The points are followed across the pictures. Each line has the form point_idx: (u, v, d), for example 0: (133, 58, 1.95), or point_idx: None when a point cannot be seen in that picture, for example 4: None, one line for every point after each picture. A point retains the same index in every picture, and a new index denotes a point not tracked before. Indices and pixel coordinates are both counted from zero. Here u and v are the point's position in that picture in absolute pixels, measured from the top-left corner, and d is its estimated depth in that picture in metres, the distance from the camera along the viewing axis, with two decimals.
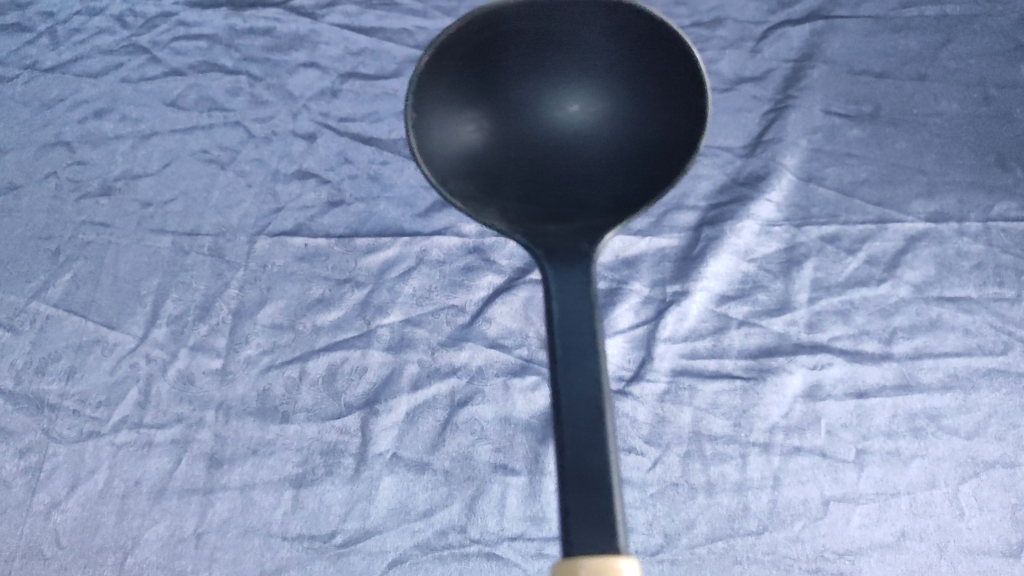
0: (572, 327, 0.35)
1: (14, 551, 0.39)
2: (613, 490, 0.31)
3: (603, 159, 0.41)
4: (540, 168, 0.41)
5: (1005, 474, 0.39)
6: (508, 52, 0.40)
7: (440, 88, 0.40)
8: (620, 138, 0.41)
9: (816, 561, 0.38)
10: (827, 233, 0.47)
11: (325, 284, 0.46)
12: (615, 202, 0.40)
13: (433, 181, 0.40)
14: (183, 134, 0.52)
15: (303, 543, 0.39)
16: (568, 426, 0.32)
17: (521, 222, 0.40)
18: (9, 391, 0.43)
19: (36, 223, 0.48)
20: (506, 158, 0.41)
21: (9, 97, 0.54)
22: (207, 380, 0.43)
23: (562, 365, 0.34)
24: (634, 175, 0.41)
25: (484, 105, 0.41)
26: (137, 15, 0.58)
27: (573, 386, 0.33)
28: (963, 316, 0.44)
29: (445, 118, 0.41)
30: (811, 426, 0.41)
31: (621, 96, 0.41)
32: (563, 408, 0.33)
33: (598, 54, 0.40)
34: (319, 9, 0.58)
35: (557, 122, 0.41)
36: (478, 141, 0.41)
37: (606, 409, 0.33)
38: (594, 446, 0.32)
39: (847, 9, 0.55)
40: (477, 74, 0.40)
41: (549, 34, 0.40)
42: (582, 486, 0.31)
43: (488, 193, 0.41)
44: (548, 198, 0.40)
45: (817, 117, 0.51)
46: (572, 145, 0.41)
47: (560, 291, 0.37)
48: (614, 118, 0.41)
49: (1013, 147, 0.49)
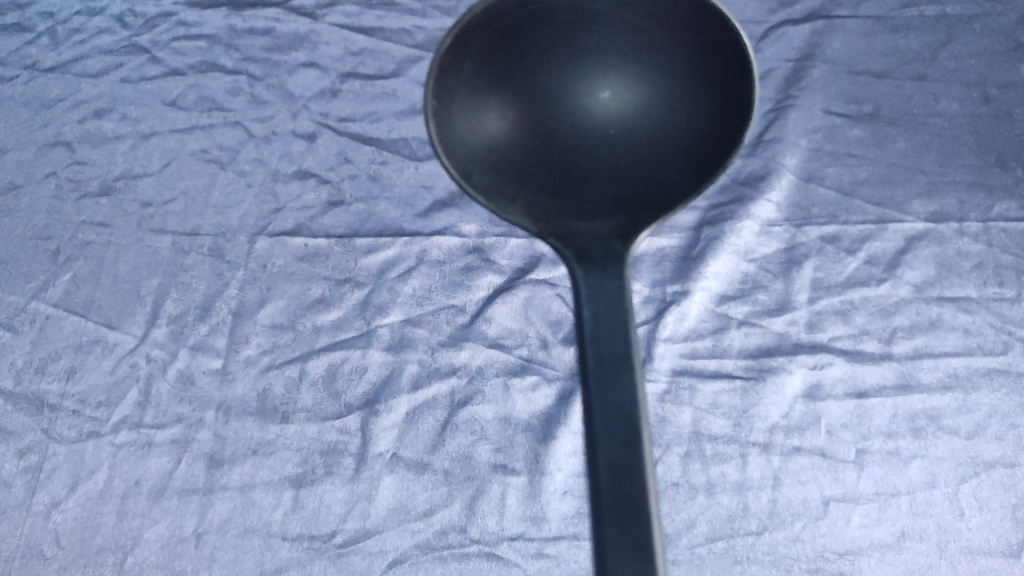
0: (606, 336, 0.33)
1: (15, 550, 0.39)
2: (653, 517, 0.30)
3: (638, 149, 0.40)
4: (569, 158, 0.40)
5: (1005, 474, 0.39)
6: (535, 37, 0.40)
7: (463, 75, 0.40)
8: (657, 126, 0.40)
9: (816, 561, 0.38)
10: (827, 233, 0.47)
11: (325, 284, 0.46)
12: (650, 197, 0.40)
13: (454, 174, 0.40)
14: (183, 134, 0.52)
15: (302, 543, 0.39)
16: (603, 448, 0.31)
17: (547, 215, 0.40)
18: (9, 391, 0.43)
19: (36, 223, 0.48)
20: (533, 148, 0.41)
21: (9, 97, 0.54)
22: (208, 380, 0.43)
23: (596, 380, 0.33)
24: (668, 167, 0.40)
25: (509, 93, 0.41)
26: (137, 15, 0.58)
27: (607, 401, 0.32)
28: (963, 316, 0.44)
29: (468, 105, 0.41)
30: (811, 426, 0.41)
31: (656, 82, 0.40)
32: (597, 426, 0.32)
33: (633, 37, 0.40)
34: (319, 9, 0.58)
35: (588, 110, 0.41)
36: (504, 130, 0.41)
37: (642, 426, 0.32)
38: (632, 467, 0.31)
39: (847, 9, 0.56)
40: (503, 58, 0.40)
41: (578, 16, 0.40)
42: (619, 515, 0.30)
43: (513, 186, 0.40)
44: (577, 192, 0.40)
45: (816, 117, 0.51)
46: (604, 134, 0.40)
47: (590, 296, 0.36)
48: (647, 105, 0.40)
49: (1013, 147, 0.49)
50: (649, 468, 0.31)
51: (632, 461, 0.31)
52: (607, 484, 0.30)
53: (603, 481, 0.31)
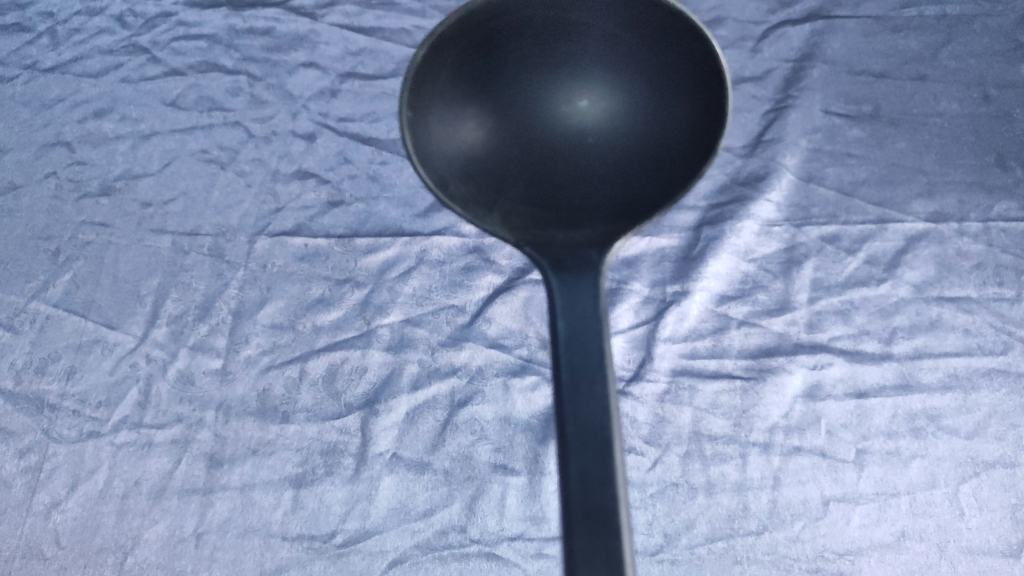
0: (578, 346, 0.34)
1: (15, 550, 0.39)
2: (622, 527, 0.30)
3: (617, 158, 0.40)
4: (548, 167, 0.40)
5: (1005, 474, 0.39)
6: (512, 45, 0.40)
7: (439, 84, 0.40)
8: (635, 135, 0.40)
9: (816, 561, 0.38)
10: (827, 233, 0.47)
11: (325, 284, 0.46)
12: (630, 204, 0.39)
13: (430, 184, 0.39)
14: (183, 134, 0.52)
15: (303, 543, 0.39)
16: (574, 460, 0.31)
17: (526, 225, 0.39)
18: (9, 391, 0.43)
19: (36, 223, 0.48)
20: (511, 157, 0.40)
21: (9, 97, 0.54)
22: (208, 380, 0.43)
23: (568, 391, 0.32)
24: (647, 176, 0.40)
25: (486, 103, 0.40)
26: (137, 15, 0.58)
27: (578, 412, 0.32)
28: (963, 316, 0.44)
29: (446, 115, 0.40)
30: (811, 426, 0.41)
31: (634, 91, 0.40)
32: (569, 438, 0.31)
33: (611, 46, 0.40)
34: (319, 9, 0.58)
35: (566, 120, 0.40)
36: (481, 140, 0.40)
37: (613, 436, 0.32)
38: (603, 478, 0.31)
39: (847, 9, 0.56)
40: (480, 68, 0.40)
41: (555, 25, 0.39)
42: (590, 527, 0.30)
43: (492, 196, 0.40)
44: (558, 201, 0.39)
45: (816, 117, 0.51)
46: (584, 143, 0.40)
47: (566, 307, 0.35)
48: (624, 114, 0.40)
49: (1013, 147, 0.49)
50: (619, 478, 0.31)
51: (602, 472, 0.31)
52: (576, 494, 0.30)
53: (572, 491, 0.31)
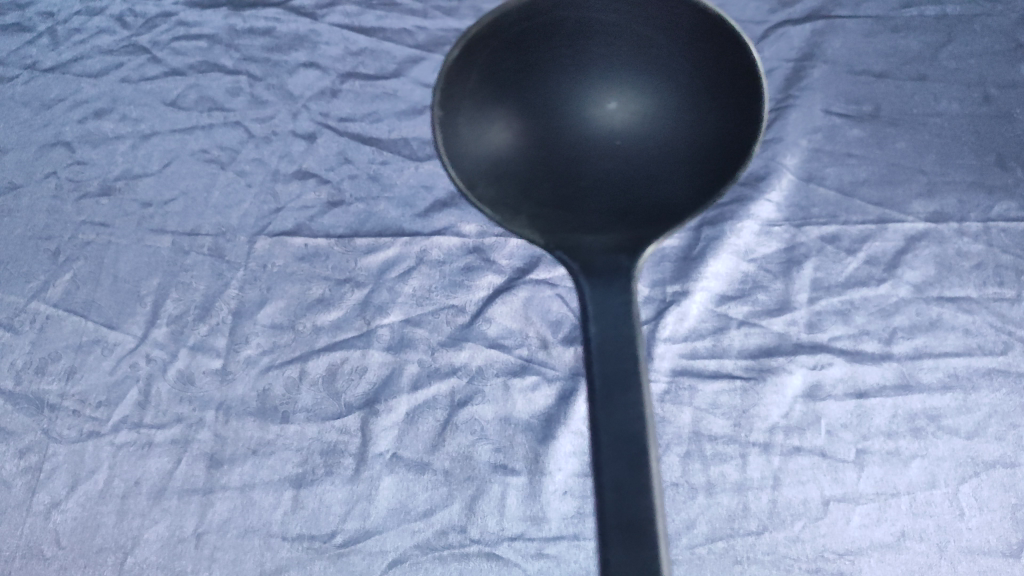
0: (612, 352, 0.33)
1: (14, 551, 0.39)
2: (657, 536, 0.29)
3: (645, 162, 0.39)
4: (574, 171, 0.39)
5: (1005, 474, 0.39)
6: (542, 48, 0.39)
7: (468, 86, 0.39)
8: (664, 139, 0.39)
9: (816, 561, 0.38)
10: (827, 233, 0.47)
11: (325, 284, 0.46)
12: (656, 210, 0.39)
13: (458, 185, 0.39)
14: (183, 134, 0.52)
15: (302, 543, 0.39)
16: (608, 468, 0.31)
17: (553, 229, 0.39)
18: (9, 391, 0.43)
19: (36, 223, 0.48)
20: (538, 160, 0.40)
21: (10, 97, 0.54)
22: (208, 380, 0.43)
23: (601, 399, 0.32)
24: (673, 179, 0.39)
25: (515, 103, 0.39)
26: (137, 15, 0.58)
27: (612, 421, 0.32)
28: (962, 316, 0.44)
29: (474, 116, 0.39)
30: (811, 426, 0.41)
31: (664, 93, 0.39)
32: (603, 446, 0.31)
33: (643, 47, 0.39)
34: (319, 10, 0.58)
35: (595, 122, 0.39)
36: (508, 142, 0.40)
37: (649, 446, 0.31)
38: (638, 487, 0.30)
39: (847, 9, 0.56)
40: (510, 68, 0.39)
41: (585, 28, 0.39)
42: (626, 536, 0.29)
43: (518, 198, 0.39)
44: (586, 204, 0.39)
45: (816, 117, 0.51)
46: (611, 146, 0.39)
47: (598, 312, 0.35)
48: (653, 117, 0.39)
49: (1013, 147, 0.49)
50: (655, 485, 0.30)
51: (637, 480, 0.30)
52: (610, 504, 0.30)
53: (607, 500, 0.30)
